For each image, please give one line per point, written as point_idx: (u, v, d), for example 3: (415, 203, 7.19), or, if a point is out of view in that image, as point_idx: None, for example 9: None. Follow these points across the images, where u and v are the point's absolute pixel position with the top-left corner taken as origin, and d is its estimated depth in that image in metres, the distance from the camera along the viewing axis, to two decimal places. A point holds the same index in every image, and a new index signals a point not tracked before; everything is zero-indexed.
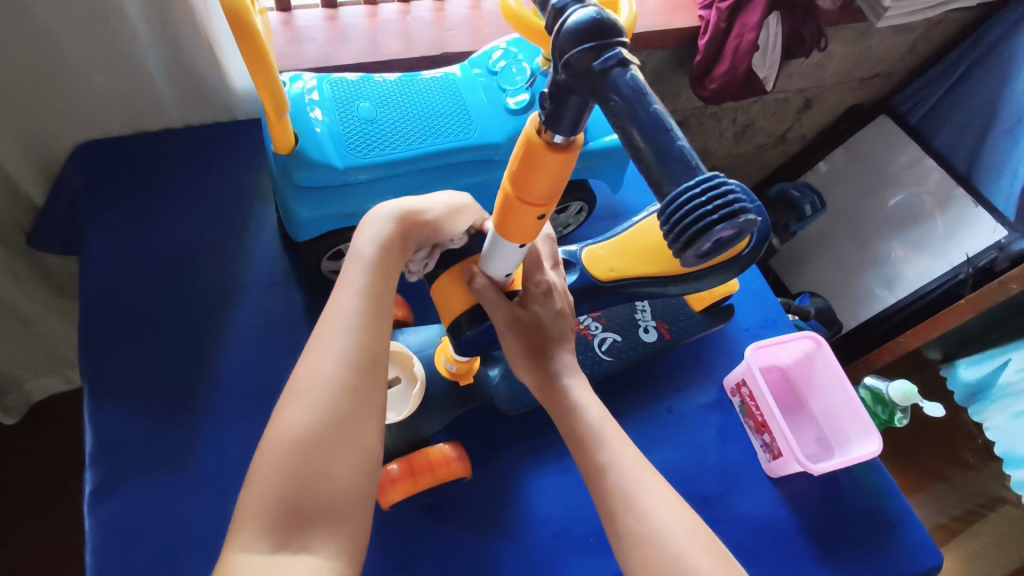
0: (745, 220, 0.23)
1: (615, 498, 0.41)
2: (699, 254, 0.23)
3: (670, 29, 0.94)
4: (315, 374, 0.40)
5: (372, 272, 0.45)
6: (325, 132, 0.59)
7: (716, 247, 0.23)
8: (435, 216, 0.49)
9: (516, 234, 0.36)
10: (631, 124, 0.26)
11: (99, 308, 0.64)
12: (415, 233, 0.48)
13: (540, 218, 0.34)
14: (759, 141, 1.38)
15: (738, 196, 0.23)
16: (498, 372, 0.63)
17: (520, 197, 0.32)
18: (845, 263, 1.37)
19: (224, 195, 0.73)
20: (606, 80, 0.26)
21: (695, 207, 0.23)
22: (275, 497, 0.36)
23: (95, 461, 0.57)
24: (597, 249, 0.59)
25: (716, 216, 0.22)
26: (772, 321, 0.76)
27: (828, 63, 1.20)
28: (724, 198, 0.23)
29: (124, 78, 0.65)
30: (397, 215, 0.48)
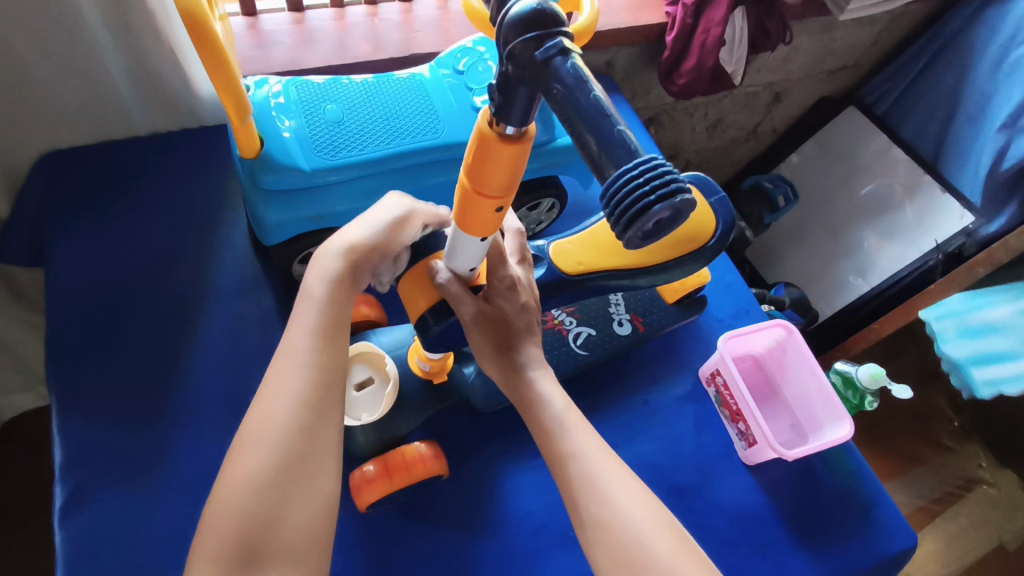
0: (682, 200, 0.23)
1: (578, 486, 0.42)
2: (641, 235, 0.24)
3: (637, 26, 0.95)
4: (270, 410, 0.41)
5: (323, 305, 0.45)
6: (292, 135, 0.59)
7: (658, 229, 0.24)
8: (381, 236, 0.49)
9: (478, 227, 0.36)
10: (574, 110, 0.26)
11: (65, 320, 0.63)
12: (367, 260, 0.48)
13: (499, 210, 0.34)
14: (731, 135, 1.40)
15: (676, 177, 0.23)
16: (473, 370, 0.62)
17: (477, 189, 0.33)
18: (819, 253, 1.39)
19: (193, 202, 0.72)
20: (548, 68, 0.26)
21: (634, 190, 0.23)
22: (229, 538, 0.38)
23: (63, 475, 0.56)
24: (563, 243, 0.59)
25: (653, 197, 0.23)
26: (745, 312, 0.76)
27: (795, 56, 1.22)
28: (662, 179, 0.23)
29: (84, 87, 0.65)
30: (344, 245, 0.47)
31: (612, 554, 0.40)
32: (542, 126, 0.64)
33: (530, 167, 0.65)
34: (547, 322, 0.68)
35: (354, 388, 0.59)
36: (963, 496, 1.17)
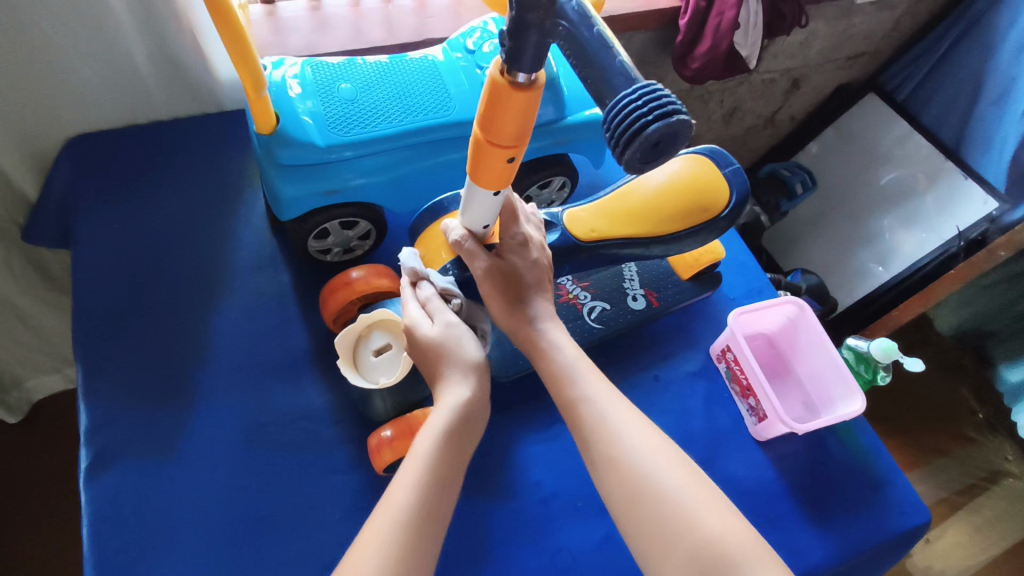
0: (677, 120, 0.25)
1: (591, 429, 0.44)
2: (640, 154, 0.26)
3: (649, 9, 0.95)
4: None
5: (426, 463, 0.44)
6: (307, 113, 0.60)
7: (656, 150, 0.26)
8: (468, 393, 0.49)
9: (492, 179, 0.38)
10: (578, 45, 0.28)
11: (91, 294, 0.66)
12: (466, 424, 0.47)
13: (511, 160, 0.35)
14: (748, 123, 1.39)
15: (672, 100, 0.25)
16: (489, 340, 0.64)
17: (491, 139, 0.34)
18: (839, 242, 1.37)
19: (214, 183, 0.75)
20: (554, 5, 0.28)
21: (635, 114, 0.25)
22: None
23: (89, 440, 0.58)
24: (576, 210, 0.59)
25: (651, 116, 0.25)
26: (757, 291, 0.76)
27: (812, 42, 1.21)
28: (659, 102, 0.25)
29: (111, 71, 0.67)
30: (454, 392, 0.48)
31: (622, 490, 0.41)
32: (553, 104, 0.65)
33: (542, 144, 0.66)
34: (562, 295, 0.68)
35: (372, 354, 0.59)
36: (987, 488, 1.15)
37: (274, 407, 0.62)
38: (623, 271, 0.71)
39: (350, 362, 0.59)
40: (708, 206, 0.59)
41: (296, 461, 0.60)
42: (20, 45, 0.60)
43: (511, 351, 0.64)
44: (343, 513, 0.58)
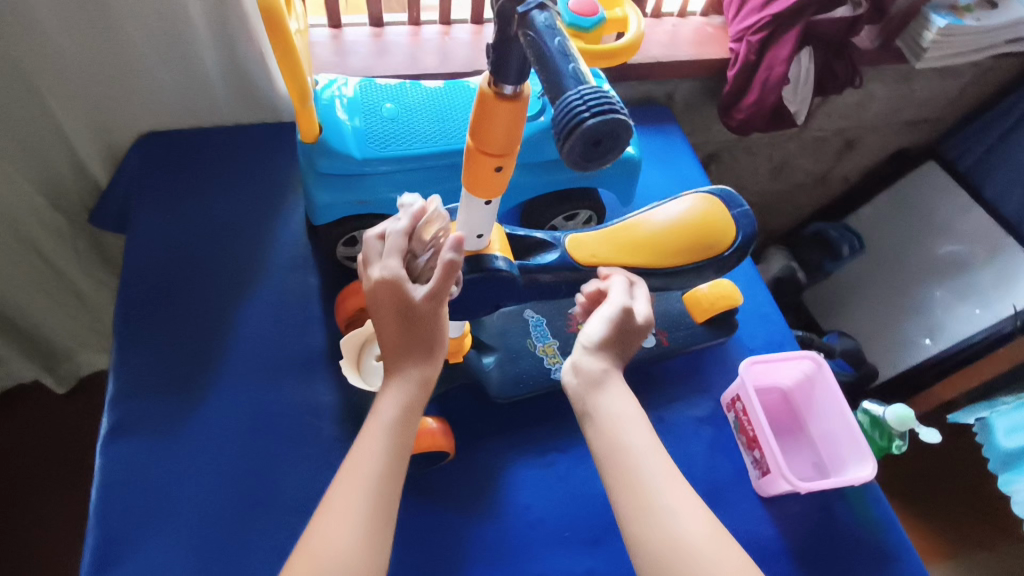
0: (614, 122, 0.28)
1: (642, 488, 0.44)
2: (580, 149, 0.28)
3: (698, 60, 0.98)
4: (331, 534, 0.41)
5: (392, 435, 0.46)
6: (349, 127, 0.64)
7: (594, 149, 0.28)
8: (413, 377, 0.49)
9: (483, 189, 0.41)
10: (542, 53, 0.31)
11: (135, 275, 0.71)
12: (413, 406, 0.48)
13: (498, 169, 0.38)
14: (798, 179, 1.38)
15: (612, 105, 0.28)
16: (492, 361, 0.65)
17: (483, 147, 0.37)
18: (882, 309, 1.33)
19: (261, 186, 0.80)
20: (526, 19, 0.31)
21: (577, 112, 0.28)
22: None
23: (112, 408, 0.62)
24: (581, 235, 0.60)
25: (585, 116, 0.27)
26: (777, 344, 0.76)
27: (869, 104, 1.19)
28: (600, 104, 0.28)
29: (183, 76, 0.74)
30: (408, 372, 0.49)
31: (651, 545, 0.42)
32: None
33: (569, 174, 0.70)
34: (571, 326, 0.69)
35: (375, 359, 0.63)
36: None
37: (283, 401, 0.65)
38: None
39: (354, 363, 0.62)
40: (713, 243, 0.60)
41: (296, 456, 0.62)
42: (111, 45, 0.67)
43: (515, 377, 0.65)
44: None
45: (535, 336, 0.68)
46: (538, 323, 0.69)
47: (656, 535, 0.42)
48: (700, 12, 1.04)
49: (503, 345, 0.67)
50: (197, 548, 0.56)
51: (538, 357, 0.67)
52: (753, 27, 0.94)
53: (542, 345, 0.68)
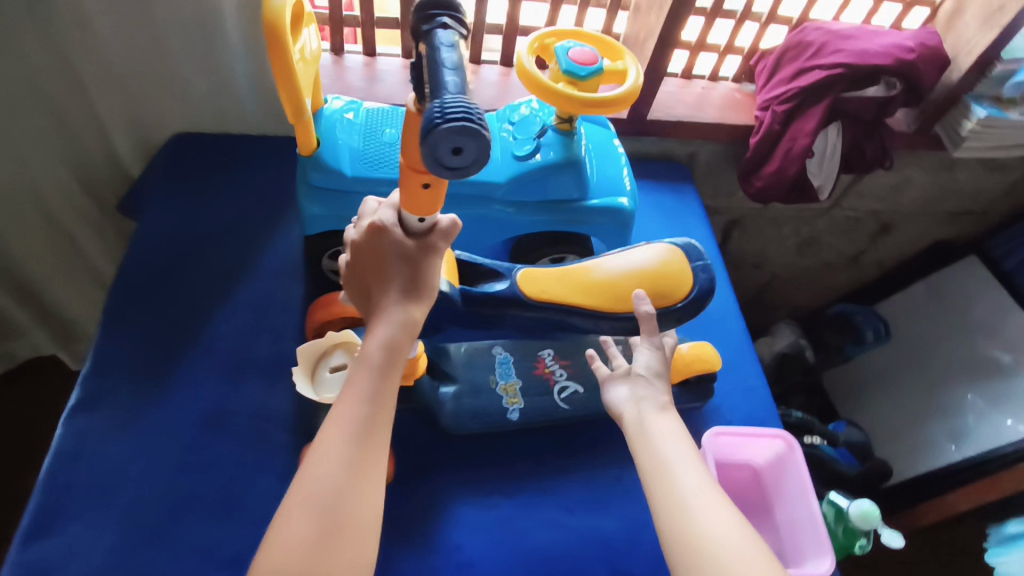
0: (461, 124, 0.33)
1: (681, 486, 0.46)
2: (432, 146, 0.34)
3: (720, 123, 0.98)
4: (317, 481, 0.40)
5: (378, 373, 0.44)
6: (346, 147, 0.67)
7: (446, 147, 0.34)
8: (396, 319, 0.46)
9: (420, 207, 0.45)
10: (433, 72, 0.37)
11: (137, 261, 0.75)
12: (399, 345, 0.46)
13: (425, 183, 0.43)
14: (827, 258, 1.33)
15: (464, 111, 0.33)
16: (450, 392, 0.66)
17: (410, 163, 0.42)
18: (906, 407, 1.22)
19: (273, 195, 0.84)
20: (432, 46, 0.39)
21: (431, 115, 0.33)
22: (287, 530, 0.39)
23: (84, 382, 0.65)
24: (534, 271, 0.63)
25: (438, 122, 0.33)
26: (759, 419, 0.73)
27: (906, 189, 1.15)
28: (450, 110, 0.33)
29: (214, 82, 0.79)
30: (393, 312, 0.46)
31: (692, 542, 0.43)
32: (575, 184, 0.70)
33: (555, 217, 0.71)
34: (538, 366, 0.70)
35: (330, 370, 0.63)
36: None
37: (247, 401, 0.67)
38: None
39: (308, 371, 0.63)
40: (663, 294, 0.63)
41: (247, 456, 0.64)
42: (150, 40, 0.73)
43: (470, 412, 0.67)
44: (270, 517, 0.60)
45: (499, 374, 0.69)
46: (504, 360, 0.70)
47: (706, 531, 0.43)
48: (732, 77, 1.05)
49: (465, 379, 0.68)
50: (133, 532, 0.58)
51: (497, 395, 0.68)
52: (780, 97, 0.93)
53: (504, 383, 0.69)
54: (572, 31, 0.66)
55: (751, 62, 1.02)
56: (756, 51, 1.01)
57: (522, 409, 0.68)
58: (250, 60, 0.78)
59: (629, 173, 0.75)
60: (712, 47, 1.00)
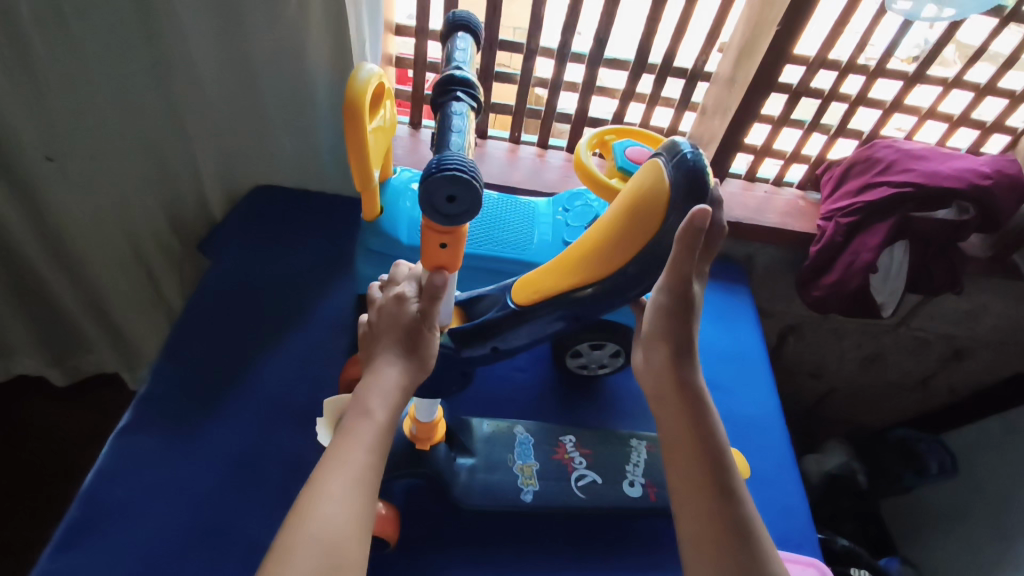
0: (449, 173, 0.40)
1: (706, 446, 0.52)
2: (429, 191, 0.41)
3: (781, 229, 0.97)
4: (318, 517, 0.41)
5: (380, 430, 0.47)
6: (407, 216, 0.71)
7: (440, 192, 0.41)
8: (394, 381, 0.50)
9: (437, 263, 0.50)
10: (440, 142, 0.46)
11: (204, 298, 0.80)
12: (395, 403, 0.49)
13: (444, 243, 0.49)
14: (892, 378, 1.25)
15: (452, 163, 0.41)
16: (467, 462, 0.69)
17: (429, 223, 0.48)
18: (974, 553, 1.09)
19: (337, 250, 0.89)
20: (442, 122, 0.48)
21: (428, 167, 0.41)
22: (295, 556, 0.40)
23: (136, 406, 0.69)
24: (527, 276, 0.65)
25: (433, 171, 0.41)
26: (794, 543, 0.71)
27: (981, 315, 1.09)
28: (442, 163, 0.41)
29: (302, 144, 0.87)
30: (392, 372, 0.50)
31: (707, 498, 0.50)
32: None
33: None
34: (557, 451, 0.72)
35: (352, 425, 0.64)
36: None
37: (280, 446, 0.69)
38: (630, 454, 0.73)
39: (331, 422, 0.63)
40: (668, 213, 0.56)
41: (270, 500, 0.65)
42: (250, 98, 0.81)
43: (483, 487, 0.68)
44: None
45: (517, 454, 0.71)
46: (524, 441, 0.72)
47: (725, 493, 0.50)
48: (797, 183, 1.05)
49: (484, 454, 0.71)
50: (152, 560, 0.59)
51: (513, 474, 0.69)
52: (844, 209, 0.92)
53: (520, 463, 0.70)
54: (632, 130, 0.69)
55: (817, 171, 1.02)
56: (822, 161, 1.02)
57: (535, 491, 0.69)
58: (334, 125, 0.85)
59: None
60: (778, 152, 1.01)
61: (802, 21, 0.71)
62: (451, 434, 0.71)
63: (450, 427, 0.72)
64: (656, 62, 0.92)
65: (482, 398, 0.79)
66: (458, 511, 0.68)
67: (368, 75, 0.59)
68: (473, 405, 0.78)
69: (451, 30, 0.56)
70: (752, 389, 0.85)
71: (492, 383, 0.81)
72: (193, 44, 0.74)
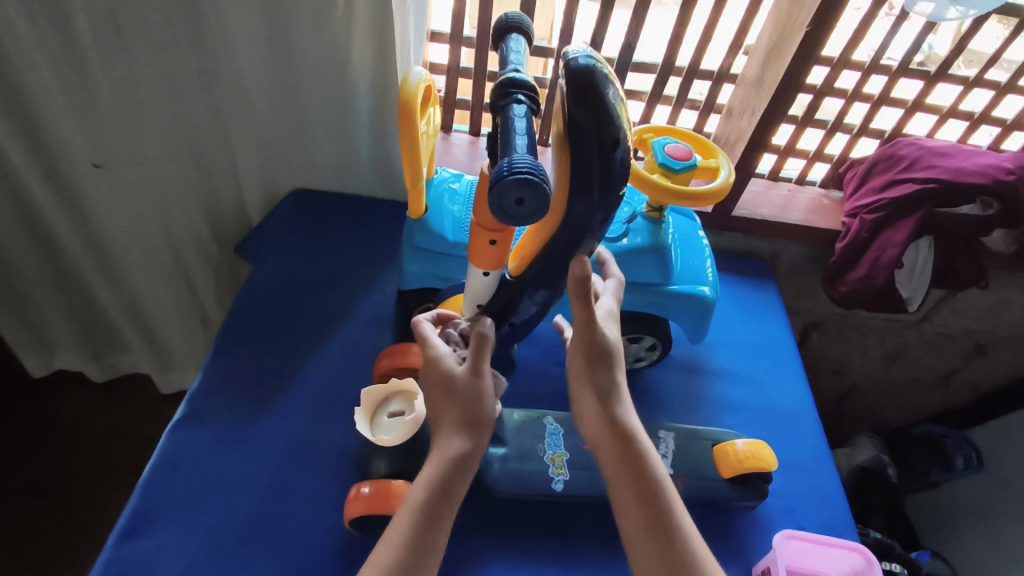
0: (519, 176, 0.43)
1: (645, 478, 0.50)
2: (499, 193, 0.43)
3: (806, 226, 0.99)
4: None
5: (434, 496, 0.49)
6: (448, 214, 0.74)
7: (509, 194, 0.43)
8: (459, 447, 0.51)
9: (485, 260, 0.56)
10: (504, 147, 0.48)
11: (249, 296, 0.83)
12: (462, 470, 0.50)
13: (492, 241, 0.54)
14: (915, 374, 1.26)
15: (521, 167, 0.43)
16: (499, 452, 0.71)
17: (478, 223, 0.54)
18: (1001, 548, 1.10)
19: (374, 249, 0.91)
20: (504, 127, 0.50)
21: (498, 171, 0.43)
22: None
23: (190, 399, 0.71)
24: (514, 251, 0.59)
25: (505, 175, 0.43)
26: (832, 530, 0.73)
27: (1004, 311, 1.10)
28: (511, 168, 0.43)
29: (340, 148, 0.90)
30: (453, 445, 0.51)
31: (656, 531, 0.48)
32: (660, 270, 0.73)
33: (637, 298, 0.74)
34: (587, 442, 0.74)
35: (387, 415, 0.68)
36: None
37: (327, 437, 0.71)
38: (658, 445, 0.73)
39: (368, 412, 0.68)
40: (573, 137, 0.47)
41: (322, 490, 0.67)
42: (292, 104, 0.84)
43: (517, 476, 0.70)
44: (335, 554, 0.62)
45: (547, 444, 0.73)
46: (554, 432, 0.74)
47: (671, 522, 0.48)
48: (820, 182, 1.07)
49: (515, 444, 0.72)
50: (211, 547, 0.61)
51: (544, 464, 0.71)
52: (869, 206, 0.94)
53: (551, 453, 0.72)
54: (668, 129, 0.72)
55: (840, 169, 1.04)
56: (845, 160, 1.04)
57: (566, 481, 0.70)
58: (373, 128, 0.88)
59: (712, 264, 0.78)
60: (802, 152, 1.03)
61: (832, 23, 0.73)
62: None
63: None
64: (684, 65, 0.94)
65: (521, 391, 0.81)
66: (504, 498, 0.70)
67: (418, 79, 0.61)
68: (512, 397, 0.80)
69: (504, 32, 0.59)
70: (786, 383, 0.87)
71: (530, 376, 0.83)
72: (241, 54, 0.77)
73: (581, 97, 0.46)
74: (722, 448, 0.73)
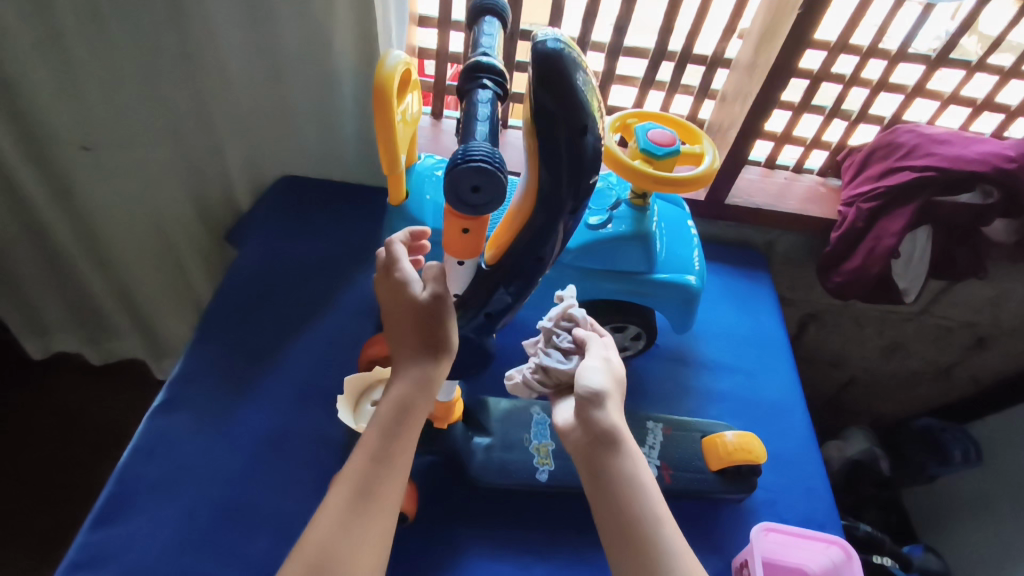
0: (472, 163, 0.41)
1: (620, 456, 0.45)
2: (454, 181, 0.42)
3: (801, 215, 0.97)
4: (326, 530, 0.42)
5: (390, 436, 0.46)
6: (430, 201, 0.73)
7: (464, 182, 0.42)
8: (416, 375, 0.48)
9: (457, 248, 0.52)
10: (465, 134, 0.47)
11: (234, 282, 0.82)
12: (419, 398, 0.47)
13: (465, 230, 0.50)
14: (914, 367, 1.24)
15: (475, 154, 0.42)
16: (483, 441, 0.70)
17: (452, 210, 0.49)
18: (998, 543, 1.08)
19: (361, 237, 0.91)
20: (466, 113, 0.49)
21: (452, 159, 0.42)
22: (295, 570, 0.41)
23: (170, 385, 0.71)
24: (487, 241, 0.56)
25: (459, 162, 0.42)
26: (816, 523, 0.72)
27: (1005, 303, 1.08)
28: (465, 155, 0.42)
29: (326, 135, 0.89)
30: (409, 374, 0.48)
31: (629, 509, 0.44)
32: (642, 259, 0.72)
33: (620, 286, 0.73)
34: None
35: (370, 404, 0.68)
36: None
37: (309, 424, 0.71)
38: (647, 436, 0.73)
39: (352, 401, 0.68)
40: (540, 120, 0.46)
41: (302, 477, 0.67)
42: (275, 90, 0.83)
43: (499, 465, 0.69)
44: None
45: (533, 434, 0.72)
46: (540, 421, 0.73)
47: (645, 502, 0.44)
48: (817, 170, 1.05)
49: (500, 433, 0.71)
50: (186, 532, 0.61)
51: (529, 453, 0.70)
52: (866, 195, 0.92)
53: (536, 443, 0.71)
54: (653, 114, 0.70)
55: (838, 157, 1.02)
56: (843, 147, 1.01)
57: (551, 471, 0.69)
58: (359, 114, 0.87)
59: (700, 254, 0.76)
60: (798, 139, 1.01)
61: (823, 6, 0.71)
62: (468, 412, 0.72)
63: (467, 407, 0.73)
64: (677, 50, 0.92)
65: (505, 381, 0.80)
66: (484, 487, 0.70)
67: (395, 62, 0.59)
68: (496, 386, 0.79)
69: (479, 13, 0.57)
70: (775, 375, 0.85)
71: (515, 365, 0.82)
72: (222, 39, 0.76)
73: (546, 81, 0.45)
74: (711, 440, 0.72)
